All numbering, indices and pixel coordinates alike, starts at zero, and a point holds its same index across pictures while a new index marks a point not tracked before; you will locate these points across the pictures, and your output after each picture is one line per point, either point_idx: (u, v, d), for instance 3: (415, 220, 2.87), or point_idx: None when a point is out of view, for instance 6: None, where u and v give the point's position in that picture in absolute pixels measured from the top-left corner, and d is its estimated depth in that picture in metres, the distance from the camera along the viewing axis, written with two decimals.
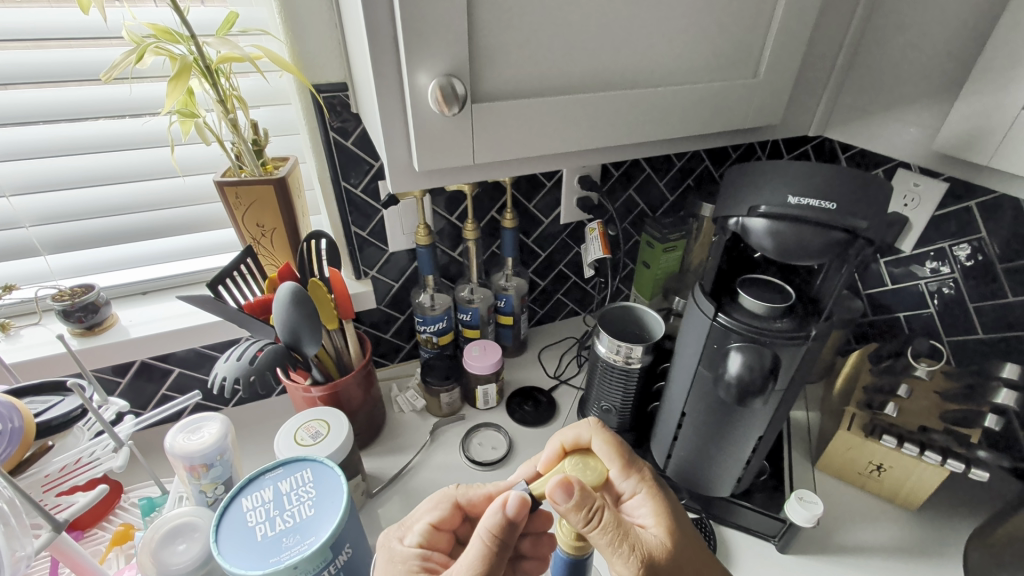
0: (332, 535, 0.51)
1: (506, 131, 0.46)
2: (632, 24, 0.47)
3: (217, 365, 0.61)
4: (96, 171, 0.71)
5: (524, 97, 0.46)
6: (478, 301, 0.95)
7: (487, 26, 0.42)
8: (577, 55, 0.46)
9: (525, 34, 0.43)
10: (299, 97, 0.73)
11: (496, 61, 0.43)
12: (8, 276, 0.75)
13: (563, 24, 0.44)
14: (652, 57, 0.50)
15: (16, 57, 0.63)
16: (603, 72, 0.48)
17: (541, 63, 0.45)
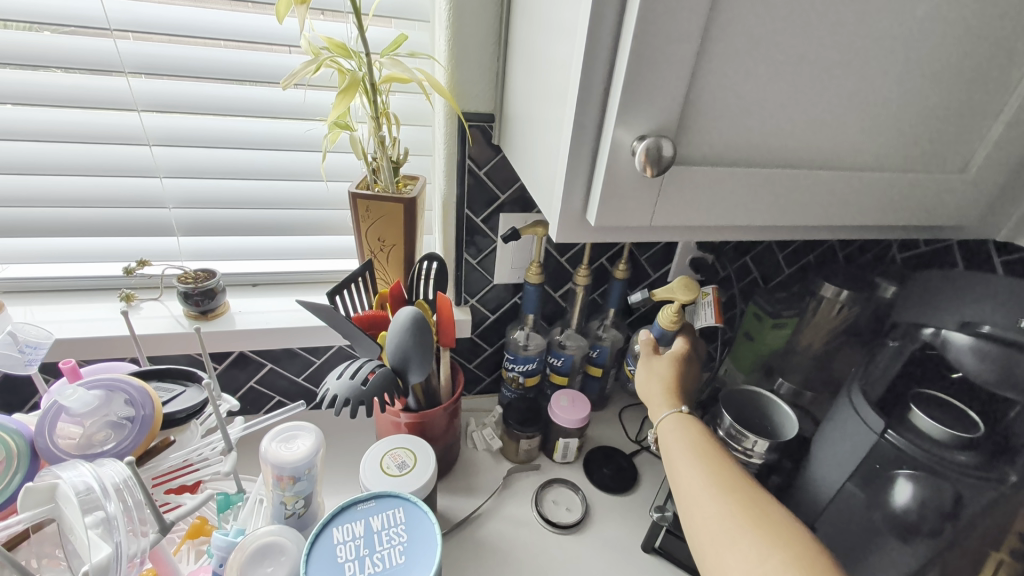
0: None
1: (689, 196, 0.43)
2: (850, 105, 0.42)
3: (328, 379, 0.60)
4: (244, 165, 0.74)
5: (720, 166, 0.42)
6: (572, 348, 0.91)
7: (702, 91, 0.38)
8: (786, 128, 0.42)
9: (740, 102, 0.40)
10: (445, 121, 0.72)
11: (702, 126, 0.40)
12: (143, 250, 0.78)
13: (782, 96, 0.40)
14: (860, 141, 0.45)
15: (201, 52, 0.66)
16: (803, 151, 0.44)
17: (746, 134, 0.41)
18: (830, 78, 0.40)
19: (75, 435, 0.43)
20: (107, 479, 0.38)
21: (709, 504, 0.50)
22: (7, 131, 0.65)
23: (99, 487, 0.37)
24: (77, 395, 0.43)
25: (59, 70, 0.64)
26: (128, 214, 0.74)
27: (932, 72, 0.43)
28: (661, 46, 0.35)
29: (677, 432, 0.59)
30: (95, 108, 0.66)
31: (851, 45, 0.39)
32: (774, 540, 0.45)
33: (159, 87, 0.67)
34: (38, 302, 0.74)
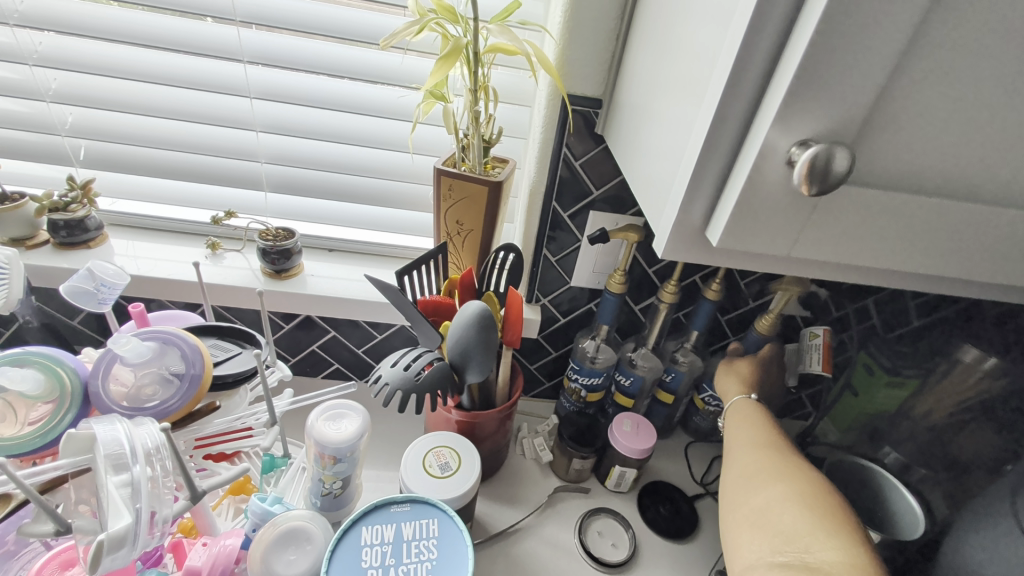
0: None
1: (842, 224, 0.34)
2: None
3: (382, 365, 0.56)
4: (336, 128, 0.71)
5: (888, 190, 0.33)
6: (644, 369, 0.82)
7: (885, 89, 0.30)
8: (988, 153, 0.32)
9: (935, 111, 0.31)
10: (547, 102, 0.65)
11: (879, 137, 0.31)
12: (232, 201, 0.79)
13: (995, 111, 0.31)
14: None
15: (309, 7, 0.64)
16: (1003, 182, 0.34)
17: (935, 155, 0.32)
18: None
19: (126, 383, 0.42)
20: (140, 442, 0.37)
21: (748, 462, 0.54)
22: (130, 72, 0.67)
23: (130, 450, 0.36)
24: (131, 345, 0.42)
25: (177, 14, 0.64)
26: (223, 165, 0.75)
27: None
28: (853, 26, 0.27)
29: (740, 410, 0.64)
30: (205, 55, 0.66)
31: None
32: (796, 492, 0.47)
33: (266, 40, 0.65)
34: (136, 239, 0.78)
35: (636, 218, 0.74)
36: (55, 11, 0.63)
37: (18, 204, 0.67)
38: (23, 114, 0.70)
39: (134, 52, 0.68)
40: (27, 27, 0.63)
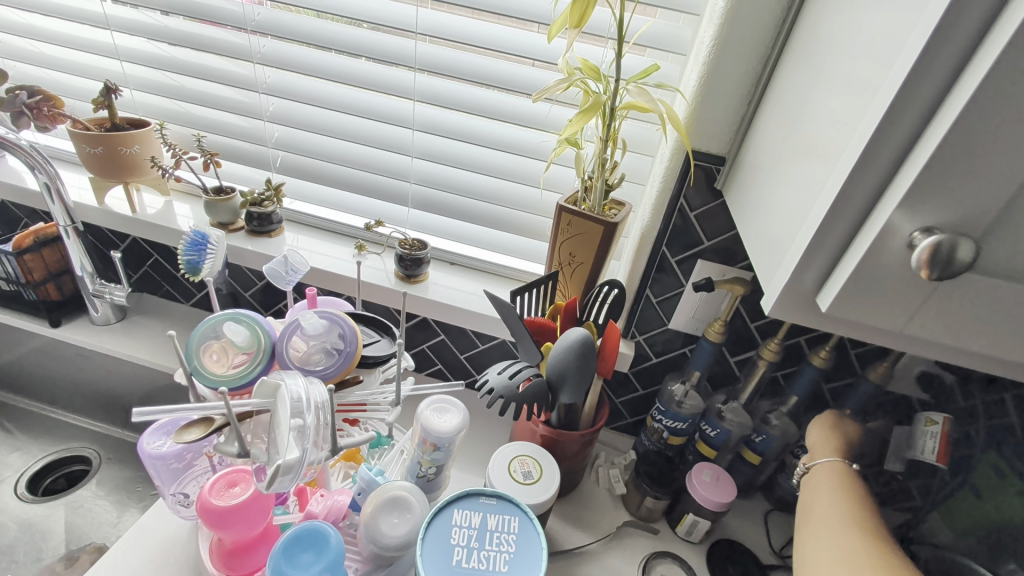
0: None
1: (963, 311, 0.35)
2: None
3: (489, 371, 0.63)
4: (478, 162, 0.84)
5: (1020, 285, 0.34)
6: (732, 423, 0.80)
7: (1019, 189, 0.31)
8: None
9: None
10: (671, 155, 0.70)
11: (1011, 233, 0.32)
12: (381, 212, 0.93)
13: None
14: None
15: (474, 60, 0.75)
16: None
17: None
18: None
19: (300, 349, 0.53)
20: (313, 397, 0.47)
21: (824, 543, 0.54)
22: (326, 102, 0.84)
23: (306, 401, 0.46)
24: (312, 320, 0.53)
25: (369, 60, 0.79)
26: (382, 182, 0.90)
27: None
28: (987, 131, 0.29)
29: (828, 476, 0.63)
30: (385, 93, 0.81)
31: None
32: None
33: (435, 84, 0.78)
34: (305, 234, 0.95)
35: (745, 272, 0.75)
36: (284, 53, 0.82)
37: (228, 198, 0.89)
38: (245, 128, 0.91)
39: (332, 87, 0.85)
40: (263, 64, 0.82)
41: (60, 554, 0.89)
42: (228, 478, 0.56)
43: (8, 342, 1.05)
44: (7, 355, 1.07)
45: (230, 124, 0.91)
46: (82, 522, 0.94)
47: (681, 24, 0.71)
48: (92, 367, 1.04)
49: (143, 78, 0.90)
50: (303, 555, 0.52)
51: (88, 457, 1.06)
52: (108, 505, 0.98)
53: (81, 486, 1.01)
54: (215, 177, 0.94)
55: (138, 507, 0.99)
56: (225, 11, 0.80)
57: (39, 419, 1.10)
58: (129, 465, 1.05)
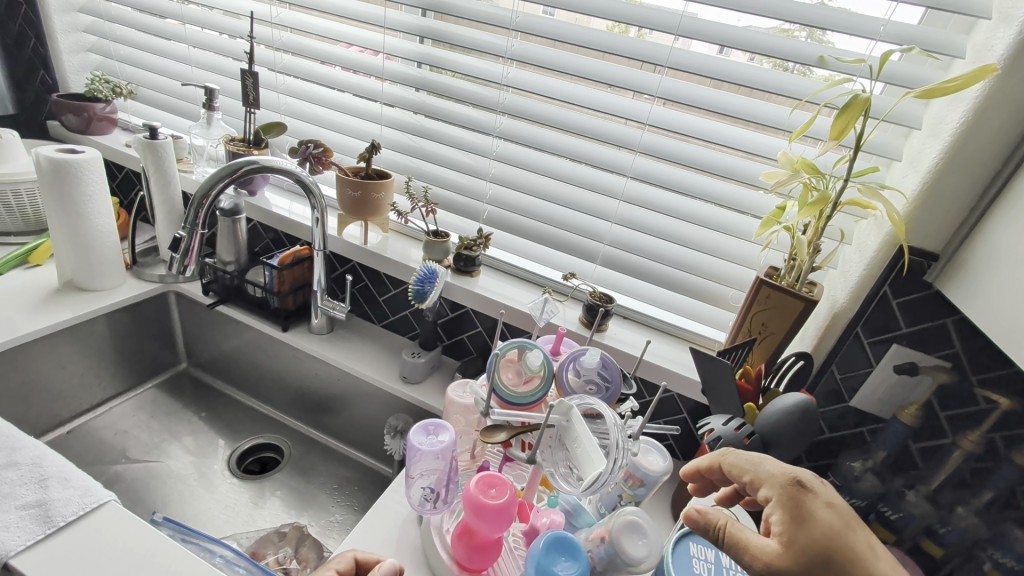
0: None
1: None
2: None
3: (713, 418, 0.73)
4: (673, 232, 0.95)
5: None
6: (918, 511, 0.81)
7: None
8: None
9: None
10: (880, 247, 0.77)
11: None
12: (571, 266, 1.06)
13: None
14: None
15: (688, 149, 0.89)
16: None
17: None
18: None
19: (574, 378, 0.63)
20: (610, 418, 0.56)
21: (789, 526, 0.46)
22: (546, 170, 1.00)
23: (608, 423, 0.55)
24: (592, 358, 0.63)
25: (592, 140, 0.96)
26: (578, 240, 1.03)
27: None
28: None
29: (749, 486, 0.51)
30: (601, 168, 0.96)
31: None
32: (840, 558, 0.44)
33: (648, 165, 0.93)
34: (500, 278, 1.10)
35: (943, 360, 0.77)
36: (518, 130, 1.01)
37: (444, 241, 1.05)
38: (467, 185, 1.09)
39: (549, 158, 1.02)
40: (501, 137, 1.02)
41: (265, 528, 1.03)
42: (487, 481, 0.67)
43: (235, 340, 1.27)
44: (232, 350, 1.28)
45: (455, 181, 1.10)
46: (280, 505, 1.09)
47: (892, 135, 0.81)
48: (299, 369, 1.22)
49: (395, 140, 1.12)
50: (563, 558, 0.60)
51: (281, 449, 1.23)
52: (299, 494, 1.12)
53: (276, 473, 1.16)
54: (433, 222, 1.13)
55: (322, 499, 1.12)
56: (481, 96, 1.01)
57: (244, 409, 1.30)
58: (312, 462, 1.21)
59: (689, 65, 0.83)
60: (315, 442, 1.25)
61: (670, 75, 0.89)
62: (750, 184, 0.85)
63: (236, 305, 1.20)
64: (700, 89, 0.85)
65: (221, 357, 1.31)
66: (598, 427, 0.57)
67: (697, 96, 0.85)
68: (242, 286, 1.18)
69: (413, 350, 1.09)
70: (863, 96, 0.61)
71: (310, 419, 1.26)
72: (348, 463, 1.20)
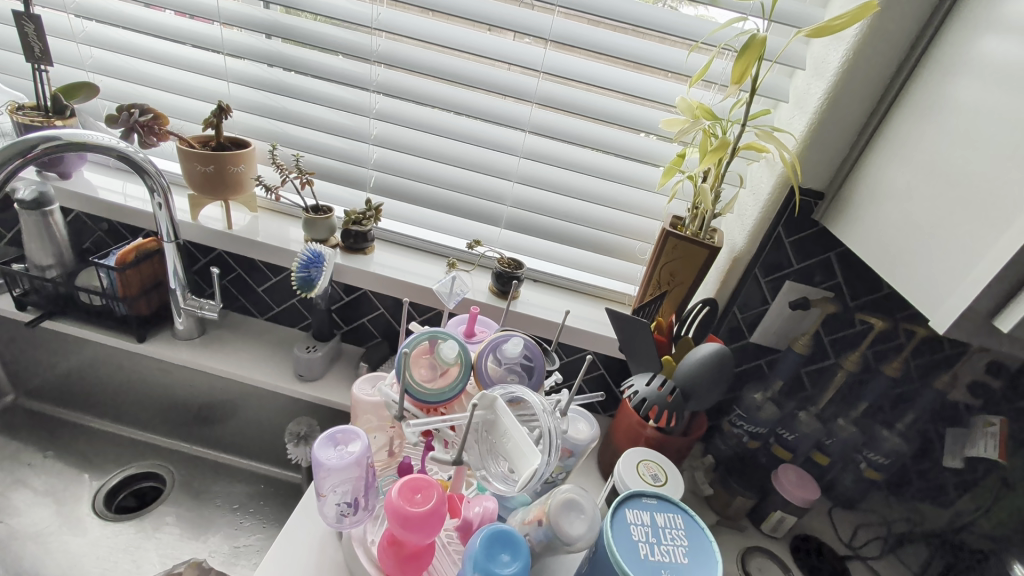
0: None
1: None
2: None
3: (635, 379, 0.72)
4: (576, 187, 0.90)
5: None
6: (811, 431, 0.89)
7: None
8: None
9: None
10: (774, 189, 0.79)
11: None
12: (473, 231, 0.98)
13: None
14: None
15: (585, 96, 0.83)
16: None
17: None
18: None
19: (494, 367, 0.57)
20: (541, 406, 0.51)
21: None
22: (436, 129, 0.89)
23: (540, 411, 0.50)
24: (514, 345, 0.57)
25: (482, 91, 0.86)
26: (478, 203, 0.95)
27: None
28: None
29: None
30: (495, 123, 0.87)
31: None
32: None
33: (544, 115, 0.85)
34: (397, 252, 0.99)
35: (827, 291, 0.84)
36: (395, 80, 0.87)
37: (327, 217, 0.92)
38: (347, 150, 0.95)
39: (437, 114, 0.90)
40: (379, 91, 0.87)
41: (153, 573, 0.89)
42: (410, 486, 0.60)
43: (76, 358, 1.04)
44: (76, 370, 1.05)
45: (332, 146, 0.95)
46: (170, 542, 0.94)
47: (778, 75, 0.82)
48: (170, 381, 1.04)
49: (248, 100, 0.93)
50: (502, 554, 0.56)
51: (163, 475, 1.05)
52: (193, 523, 0.98)
53: (160, 504, 1.00)
54: (311, 195, 0.97)
55: (221, 523, 0.98)
56: (349, 43, 0.85)
57: (105, 437, 1.09)
58: (204, 483, 1.05)
59: (583, 3, 0.75)
60: (204, 459, 1.09)
61: (563, 16, 0.80)
62: (650, 132, 0.82)
63: (68, 317, 0.97)
64: (593, 30, 0.78)
65: (62, 381, 1.07)
66: (523, 415, 0.53)
67: (594, 39, 0.78)
68: (71, 293, 0.95)
69: (307, 344, 0.96)
70: (759, 36, 0.59)
71: (194, 436, 1.09)
72: (250, 476, 1.07)
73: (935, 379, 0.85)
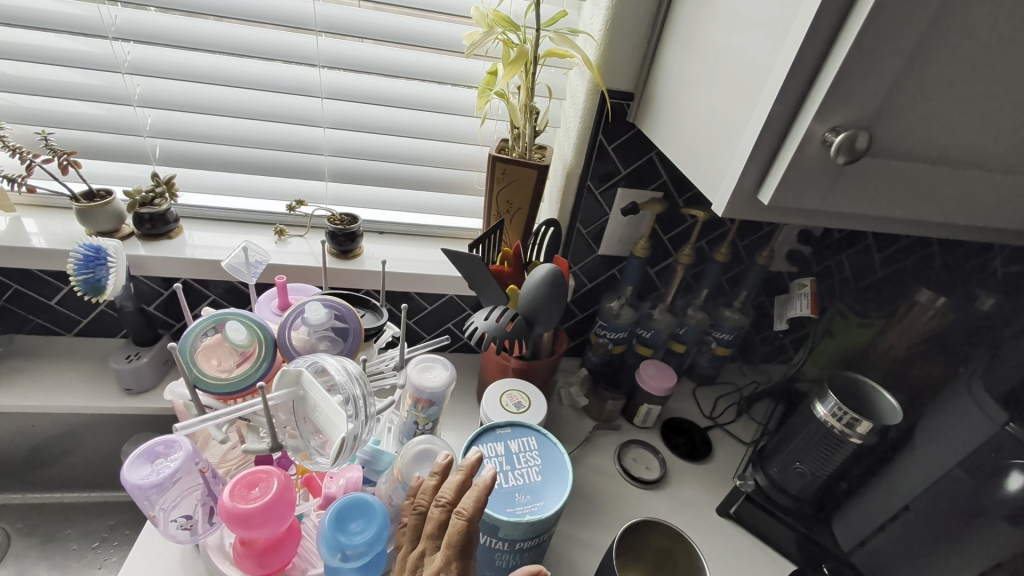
0: (525, 505, 0.54)
1: (867, 186, 0.46)
2: (1005, 117, 0.44)
3: (475, 318, 0.70)
4: (395, 123, 0.82)
5: (910, 161, 0.45)
6: (663, 323, 0.95)
7: (891, 95, 0.41)
8: (972, 134, 0.45)
9: (942, 105, 0.42)
10: (588, 96, 0.77)
11: (900, 119, 0.43)
12: (296, 191, 0.88)
13: (979, 102, 0.43)
14: (1007, 149, 0.46)
15: (377, 17, 0.73)
16: (965, 150, 0.46)
17: (924, 130, 0.44)
18: (998, 91, 0.43)
19: (302, 338, 0.52)
20: (347, 370, 0.47)
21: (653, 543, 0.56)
22: (213, 78, 0.76)
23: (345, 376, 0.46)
24: (317, 311, 0.52)
25: (258, 25, 0.73)
26: (290, 158, 0.85)
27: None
28: (873, 53, 0.38)
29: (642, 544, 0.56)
30: (282, 62, 0.75)
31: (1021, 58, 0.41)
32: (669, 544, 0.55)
33: (336, 45, 0.75)
34: (211, 229, 0.86)
35: (656, 192, 0.87)
36: (141, 23, 0.71)
37: (107, 202, 0.77)
38: (110, 118, 0.78)
39: (212, 59, 0.76)
40: (122, 39, 0.71)
41: None
42: (246, 480, 0.55)
43: None
44: None
45: (87, 115, 0.78)
46: None
47: None
48: None
49: None
50: (354, 522, 0.54)
51: None
52: None
53: None
54: (79, 180, 0.80)
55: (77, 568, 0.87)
56: None
57: None
58: (46, 532, 0.91)
59: None
60: (41, 506, 0.94)
61: None
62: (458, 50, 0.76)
63: None
64: None
65: None
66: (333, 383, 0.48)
67: None
68: None
69: (126, 352, 0.83)
70: None
71: (21, 484, 0.94)
72: (105, 508, 0.94)
73: (759, 255, 0.93)
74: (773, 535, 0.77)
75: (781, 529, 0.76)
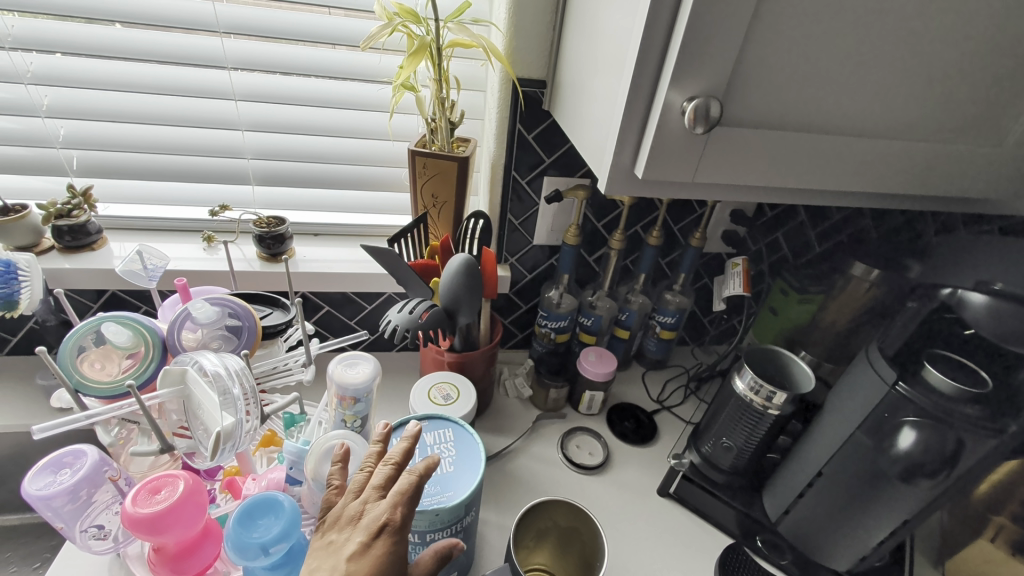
0: (432, 495, 0.54)
1: (739, 154, 0.47)
2: (859, 80, 0.45)
3: (390, 313, 0.68)
4: (315, 122, 0.82)
5: (772, 130, 0.46)
6: (602, 309, 0.95)
7: (741, 62, 0.42)
8: (828, 101, 0.46)
9: (793, 74, 0.44)
10: (501, 87, 0.78)
11: (754, 89, 0.44)
12: (223, 197, 0.87)
13: (830, 67, 0.44)
14: (868, 111, 0.48)
15: (283, 16, 0.73)
16: (827, 114, 0.47)
17: (781, 95, 0.45)
18: (848, 54, 0.44)
19: (194, 339, 0.52)
20: (229, 366, 0.46)
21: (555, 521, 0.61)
22: (122, 84, 0.75)
23: (224, 373, 0.45)
24: (204, 309, 0.52)
25: (163, 30, 0.73)
26: (212, 163, 0.84)
27: (984, 35, 0.45)
28: (715, 21, 0.39)
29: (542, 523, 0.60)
30: (191, 65, 0.75)
31: (863, 20, 0.42)
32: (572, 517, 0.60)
33: (244, 46, 0.75)
34: (136, 239, 0.85)
35: (583, 179, 0.87)
36: (42, 33, 0.71)
37: (21, 217, 0.75)
38: (20, 131, 0.77)
39: (121, 66, 0.75)
40: (20, 49, 0.70)
41: None
42: (150, 485, 0.54)
43: None
44: None
45: None
46: None
47: None
48: None
49: None
50: (263, 519, 0.54)
51: None
52: None
53: None
54: None
55: None
56: None
57: None
58: None
59: None
60: None
61: None
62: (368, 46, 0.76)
63: None
64: None
65: None
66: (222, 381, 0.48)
67: None
68: None
69: None
70: None
71: None
72: (45, 529, 0.92)
73: (692, 237, 0.94)
74: (715, 514, 0.76)
75: (721, 507, 0.76)
